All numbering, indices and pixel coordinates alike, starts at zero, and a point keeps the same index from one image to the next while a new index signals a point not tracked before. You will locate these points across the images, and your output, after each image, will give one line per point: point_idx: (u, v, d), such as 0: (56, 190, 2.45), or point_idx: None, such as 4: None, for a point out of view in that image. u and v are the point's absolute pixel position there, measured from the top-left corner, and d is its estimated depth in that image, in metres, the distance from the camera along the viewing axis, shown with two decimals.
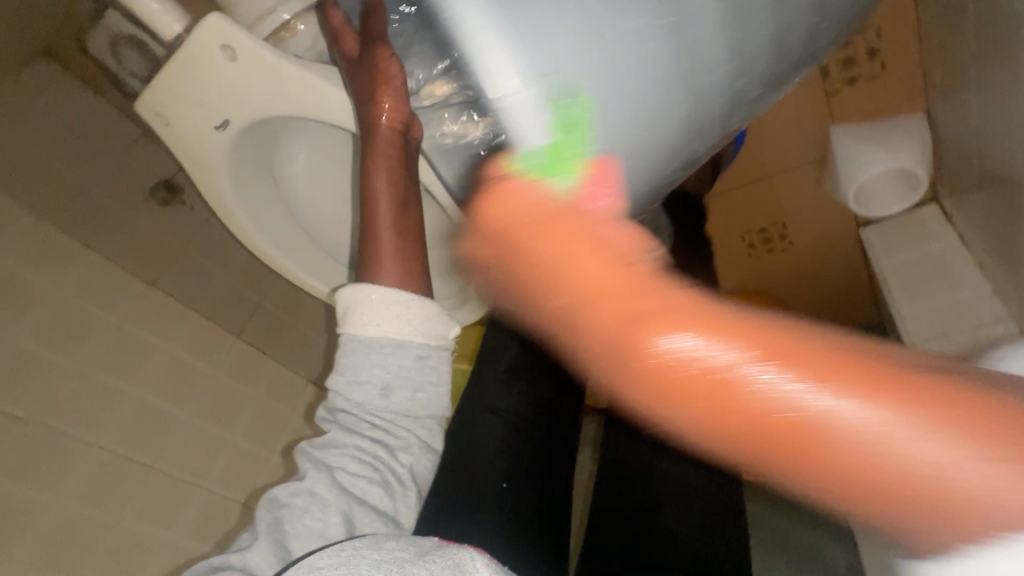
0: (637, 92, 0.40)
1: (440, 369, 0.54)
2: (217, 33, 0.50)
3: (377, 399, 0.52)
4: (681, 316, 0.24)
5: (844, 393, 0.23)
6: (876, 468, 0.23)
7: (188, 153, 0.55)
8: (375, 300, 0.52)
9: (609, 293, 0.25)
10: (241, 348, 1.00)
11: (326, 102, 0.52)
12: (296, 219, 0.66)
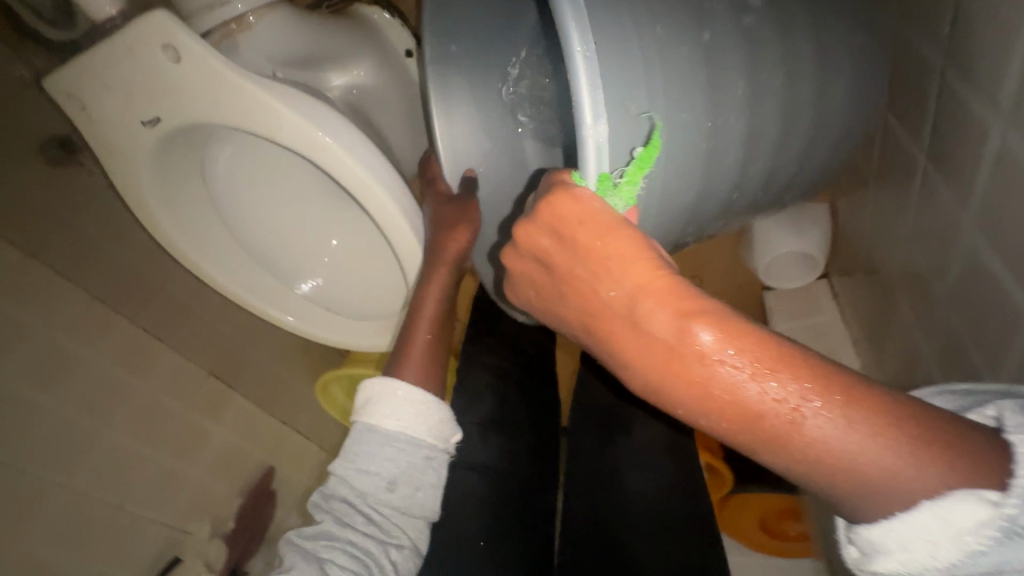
0: (678, 180, 0.46)
1: (440, 472, 0.61)
2: (159, 31, 0.49)
3: (382, 490, 0.59)
4: (720, 319, 0.31)
5: (838, 391, 0.28)
6: (857, 446, 0.28)
7: (104, 142, 0.55)
8: (398, 397, 0.60)
9: (662, 288, 0.32)
10: (133, 336, 0.90)
11: (258, 120, 0.51)
12: (225, 225, 0.66)
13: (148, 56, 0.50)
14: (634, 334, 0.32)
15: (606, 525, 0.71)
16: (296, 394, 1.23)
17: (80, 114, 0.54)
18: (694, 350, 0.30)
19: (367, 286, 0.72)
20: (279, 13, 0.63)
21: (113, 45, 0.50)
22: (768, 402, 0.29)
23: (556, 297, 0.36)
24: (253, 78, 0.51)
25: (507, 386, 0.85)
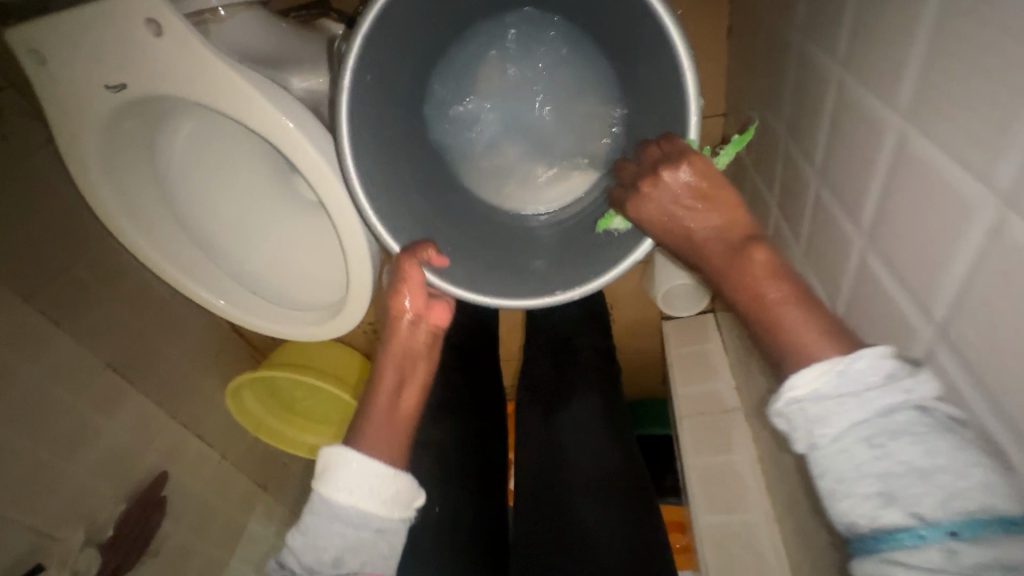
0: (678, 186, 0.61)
1: (396, 544, 0.58)
2: (143, 4, 0.51)
3: (327, 565, 0.55)
4: (775, 257, 0.49)
5: (825, 312, 0.45)
6: (819, 337, 0.44)
7: (54, 103, 0.56)
8: (354, 468, 0.57)
9: (746, 229, 0.52)
10: (25, 314, 0.85)
11: (228, 100, 0.55)
12: (166, 201, 0.67)
13: (123, 26, 0.52)
14: (719, 246, 0.52)
15: (559, 482, 0.78)
16: (199, 398, 1.18)
17: (32, 74, 0.54)
18: (754, 261, 0.49)
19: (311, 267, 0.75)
20: (251, 13, 0.69)
21: (87, 11, 0.52)
22: (768, 285, 0.48)
23: (675, 220, 0.55)
24: (228, 61, 0.54)
25: (451, 378, 0.95)
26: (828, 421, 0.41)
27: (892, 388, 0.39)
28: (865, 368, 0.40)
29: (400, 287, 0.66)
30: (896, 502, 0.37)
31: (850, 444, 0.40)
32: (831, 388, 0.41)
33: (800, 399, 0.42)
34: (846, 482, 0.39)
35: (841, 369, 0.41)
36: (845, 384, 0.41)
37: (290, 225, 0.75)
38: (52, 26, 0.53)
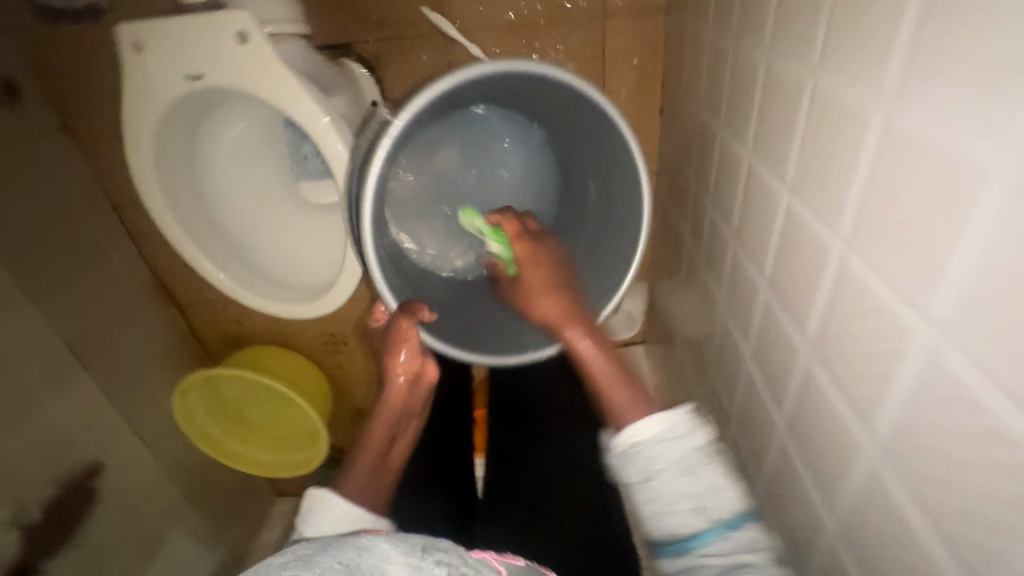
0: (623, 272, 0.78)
1: None
2: (240, 22, 0.59)
3: None
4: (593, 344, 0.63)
5: (638, 390, 0.57)
6: (622, 404, 0.56)
7: (134, 83, 0.62)
8: (337, 510, 0.60)
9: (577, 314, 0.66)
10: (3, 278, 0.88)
11: (291, 109, 0.62)
12: (194, 180, 0.74)
13: (216, 31, 0.60)
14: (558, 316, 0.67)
15: (537, 439, 0.91)
16: (145, 396, 1.17)
17: (120, 55, 0.60)
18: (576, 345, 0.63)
19: (316, 237, 0.82)
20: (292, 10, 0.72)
21: (190, 16, 0.59)
22: (579, 340, 0.64)
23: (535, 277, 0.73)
24: (300, 78, 0.62)
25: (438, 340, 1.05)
26: (657, 463, 0.51)
27: (693, 433, 0.51)
28: (682, 417, 0.52)
29: (400, 345, 0.74)
30: (690, 525, 0.50)
31: (665, 484, 0.50)
32: (660, 430, 0.51)
33: (639, 442, 0.52)
34: (661, 507, 0.51)
35: (670, 420, 0.52)
36: (673, 432, 0.51)
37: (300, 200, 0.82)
38: (156, 21, 0.60)
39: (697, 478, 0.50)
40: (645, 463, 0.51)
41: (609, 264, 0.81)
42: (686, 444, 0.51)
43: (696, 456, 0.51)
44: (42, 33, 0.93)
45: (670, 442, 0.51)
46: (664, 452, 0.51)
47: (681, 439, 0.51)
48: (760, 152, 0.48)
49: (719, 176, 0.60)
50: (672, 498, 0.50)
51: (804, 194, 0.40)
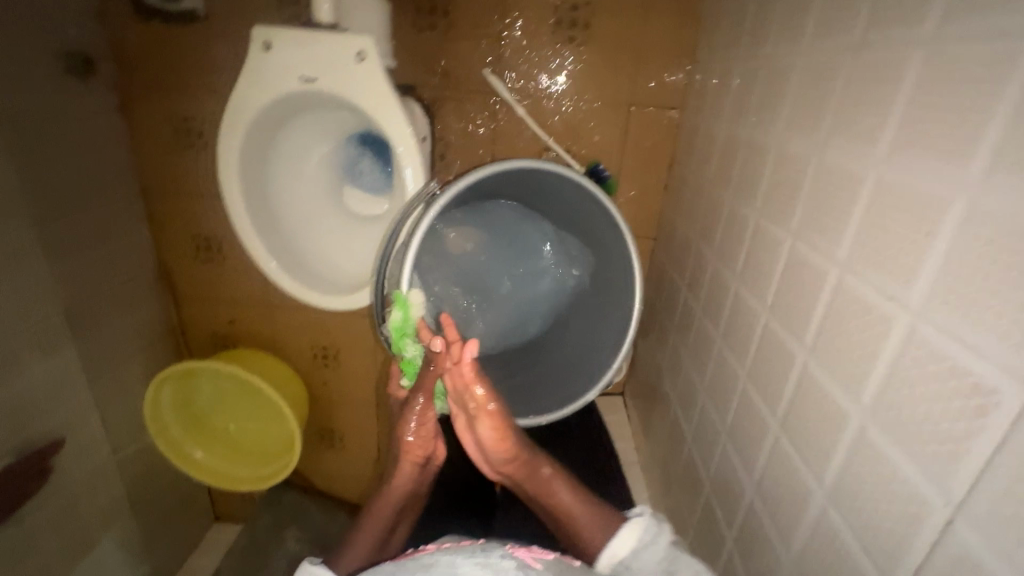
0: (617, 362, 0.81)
1: None
2: (361, 45, 0.69)
3: None
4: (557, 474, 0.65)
5: (601, 509, 0.61)
6: (582, 517, 0.61)
7: (250, 73, 0.71)
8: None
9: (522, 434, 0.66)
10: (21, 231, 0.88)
11: (385, 123, 0.72)
12: (265, 164, 0.82)
13: (336, 48, 0.70)
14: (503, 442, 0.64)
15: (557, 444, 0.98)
16: (113, 382, 1.12)
17: (249, 48, 0.69)
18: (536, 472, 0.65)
19: (364, 230, 0.90)
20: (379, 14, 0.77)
21: (318, 32, 0.69)
22: (562, 491, 0.64)
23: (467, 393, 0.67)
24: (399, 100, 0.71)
25: None
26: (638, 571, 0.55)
27: (655, 534, 0.57)
28: (646, 525, 0.57)
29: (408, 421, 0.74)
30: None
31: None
32: (628, 538, 0.57)
33: (619, 556, 0.56)
34: None
35: (630, 527, 0.57)
36: (641, 538, 0.57)
37: (353, 196, 0.91)
38: (288, 30, 0.69)
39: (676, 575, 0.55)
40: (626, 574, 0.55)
41: (590, 357, 0.86)
42: (657, 549, 0.56)
43: (671, 556, 0.56)
44: (129, 24, 1.02)
45: (642, 549, 0.56)
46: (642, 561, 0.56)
47: (649, 544, 0.56)
48: (767, 210, 0.60)
49: (726, 233, 0.72)
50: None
51: (808, 234, 0.51)
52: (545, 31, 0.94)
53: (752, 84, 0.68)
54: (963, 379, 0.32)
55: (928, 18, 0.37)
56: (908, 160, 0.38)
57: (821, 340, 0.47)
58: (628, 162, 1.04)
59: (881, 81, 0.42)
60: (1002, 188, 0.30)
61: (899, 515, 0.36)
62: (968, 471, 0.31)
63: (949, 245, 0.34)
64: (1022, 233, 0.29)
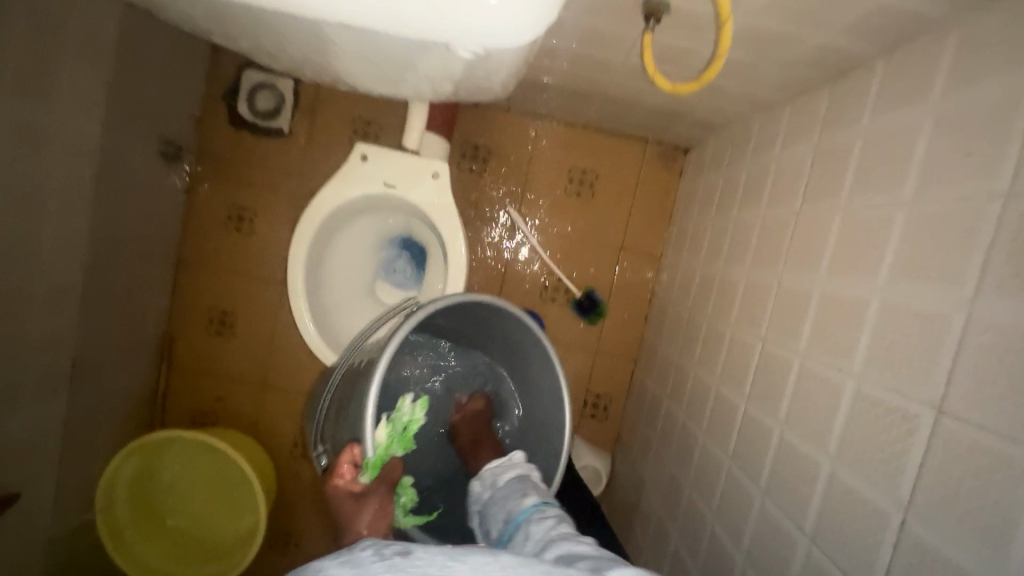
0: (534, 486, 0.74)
1: None
2: (440, 170, 0.91)
3: None
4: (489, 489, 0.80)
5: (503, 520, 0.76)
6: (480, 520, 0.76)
7: (347, 173, 0.89)
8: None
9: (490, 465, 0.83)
10: (72, 267, 0.94)
11: (446, 229, 0.90)
12: (326, 247, 0.96)
13: (420, 168, 0.91)
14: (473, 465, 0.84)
15: None
16: (85, 440, 1.07)
17: (353, 156, 0.89)
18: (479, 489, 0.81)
19: None
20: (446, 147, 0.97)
21: (409, 155, 0.91)
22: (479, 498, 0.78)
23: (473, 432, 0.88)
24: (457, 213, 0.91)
25: None
26: (489, 484, 0.73)
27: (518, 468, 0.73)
28: (516, 459, 0.75)
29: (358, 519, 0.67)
30: (515, 513, 0.65)
31: (503, 490, 0.70)
32: (496, 468, 0.74)
33: (491, 471, 0.75)
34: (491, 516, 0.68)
35: (503, 463, 0.75)
36: (507, 463, 0.74)
37: (389, 290, 1.04)
38: (385, 149, 0.90)
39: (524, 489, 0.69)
40: (487, 488, 0.73)
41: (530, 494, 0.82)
42: (522, 472, 0.73)
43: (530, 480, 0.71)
44: (220, 130, 1.23)
45: (503, 471, 0.73)
46: (497, 473, 0.73)
47: (511, 468, 0.74)
48: (742, 323, 0.77)
49: (706, 345, 0.88)
50: (507, 495, 0.69)
51: (774, 335, 0.68)
52: (559, 183, 1.19)
53: (723, 236, 0.91)
54: (896, 410, 0.46)
55: (840, 193, 0.60)
56: (842, 275, 0.57)
57: (793, 411, 0.60)
58: (617, 291, 1.23)
59: (818, 229, 0.63)
60: (900, 284, 0.48)
61: (871, 524, 0.46)
62: (910, 474, 0.43)
63: (872, 324, 0.51)
64: (911, 308, 0.46)
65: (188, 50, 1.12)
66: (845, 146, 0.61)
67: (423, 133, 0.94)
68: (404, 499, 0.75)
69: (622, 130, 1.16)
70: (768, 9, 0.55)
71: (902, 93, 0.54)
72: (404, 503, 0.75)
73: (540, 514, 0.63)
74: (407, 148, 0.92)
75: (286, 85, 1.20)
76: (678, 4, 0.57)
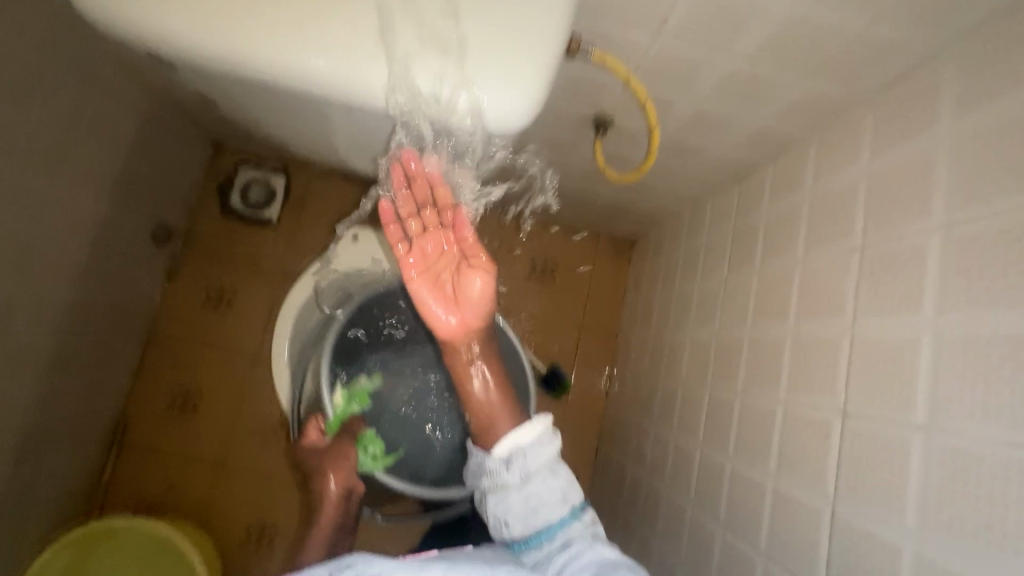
0: None
1: None
2: None
3: None
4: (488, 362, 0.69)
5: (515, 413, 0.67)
6: (489, 407, 0.67)
7: (333, 255, 0.96)
8: None
9: (474, 305, 0.69)
10: (47, 339, 0.95)
11: None
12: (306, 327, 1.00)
13: None
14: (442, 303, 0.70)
15: None
16: (19, 533, 0.98)
17: (341, 238, 0.97)
18: (456, 354, 0.69)
19: None
20: None
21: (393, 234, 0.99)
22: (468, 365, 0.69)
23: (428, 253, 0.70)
24: None
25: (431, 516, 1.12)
26: (514, 468, 0.62)
27: (551, 452, 0.63)
28: (549, 432, 0.65)
29: (328, 468, 0.74)
30: (548, 520, 0.60)
31: (534, 484, 0.61)
32: (552, 454, 0.63)
33: (522, 447, 0.63)
34: (510, 512, 0.61)
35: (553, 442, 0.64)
36: (541, 438, 0.64)
37: None
38: (371, 231, 0.99)
39: (554, 486, 0.62)
40: (509, 475, 0.62)
41: None
42: (552, 454, 0.63)
43: (555, 466, 0.63)
44: (210, 218, 1.32)
45: (543, 459, 0.63)
46: (535, 457, 0.62)
47: (548, 450, 0.63)
48: (691, 378, 0.88)
49: (662, 404, 0.96)
50: (542, 493, 0.61)
51: (716, 383, 0.78)
52: (525, 268, 1.33)
53: (669, 308, 1.04)
54: (814, 421, 0.56)
55: (754, 261, 0.75)
56: (763, 323, 0.70)
57: (739, 443, 0.69)
58: (580, 367, 1.32)
59: (742, 289, 0.77)
60: (805, 323, 0.61)
61: (808, 518, 0.54)
62: (831, 471, 0.52)
63: (789, 357, 0.62)
64: (812, 338, 0.59)
65: (192, 148, 1.24)
66: (752, 227, 0.78)
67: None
68: (370, 450, 0.75)
69: (578, 225, 1.34)
70: (684, 126, 0.74)
71: (783, 186, 0.72)
72: (372, 453, 0.75)
73: (577, 530, 0.60)
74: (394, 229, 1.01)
75: (278, 180, 1.34)
76: (619, 119, 0.76)
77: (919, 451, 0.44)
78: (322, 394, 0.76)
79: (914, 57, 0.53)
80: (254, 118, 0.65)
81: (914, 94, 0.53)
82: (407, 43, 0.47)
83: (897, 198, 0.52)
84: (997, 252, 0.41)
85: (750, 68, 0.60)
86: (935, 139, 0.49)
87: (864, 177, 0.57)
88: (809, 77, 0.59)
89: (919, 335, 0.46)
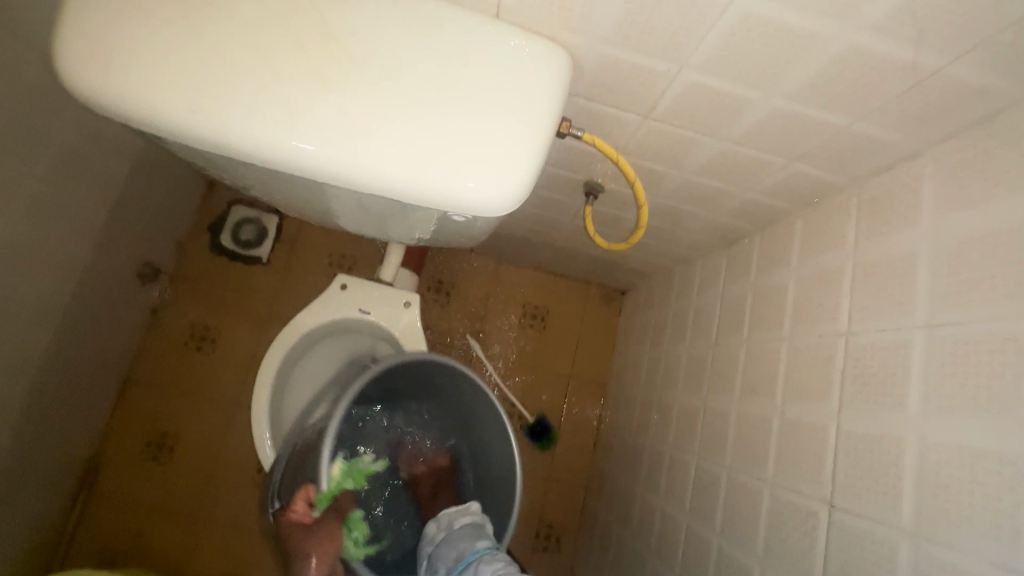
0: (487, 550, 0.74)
1: None
2: (409, 297, 0.98)
3: None
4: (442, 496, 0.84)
5: None
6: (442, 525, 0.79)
7: (320, 304, 0.95)
8: None
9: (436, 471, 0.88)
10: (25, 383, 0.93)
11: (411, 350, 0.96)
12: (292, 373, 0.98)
13: (391, 294, 0.98)
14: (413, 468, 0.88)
15: None
16: None
17: (328, 287, 0.96)
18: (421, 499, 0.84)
19: None
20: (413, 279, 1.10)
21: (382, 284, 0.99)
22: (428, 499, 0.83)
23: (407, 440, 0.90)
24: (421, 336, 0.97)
25: None
26: (439, 525, 0.71)
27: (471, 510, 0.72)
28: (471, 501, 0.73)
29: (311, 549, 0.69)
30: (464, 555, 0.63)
31: (454, 534, 0.68)
32: (470, 509, 0.71)
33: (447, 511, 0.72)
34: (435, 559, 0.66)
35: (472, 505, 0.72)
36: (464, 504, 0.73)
37: None
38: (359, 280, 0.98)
39: (471, 531, 0.68)
40: (436, 532, 0.70)
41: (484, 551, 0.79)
42: (473, 511, 0.71)
43: (476, 519, 0.70)
44: (199, 255, 1.31)
45: (460, 512, 0.71)
46: (453, 512, 0.71)
47: (467, 508, 0.72)
48: (678, 442, 0.86)
49: (650, 466, 0.95)
50: (459, 537, 0.67)
51: (704, 452, 0.77)
52: (515, 315, 1.33)
53: (658, 365, 1.03)
54: (801, 508, 0.55)
55: (742, 331, 0.75)
56: (750, 397, 0.69)
57: (726, 520, 0.67)
58: (568, 416, 1.30)
59: (729, 358, 0.77)
60: (791, 404, 0.61)
61: None
62: (819, 564, 0.51)
63: (776, 437, 0.62)
64: (799, 422, 0.58)
65: (184, 187, 1.24)
66: (740, 296, 0.78)
67: (397, 267, 1.04)
68: (355, 532, 0.75)
69: (569, 274, 1.34)
70: (673, 196, 0.75)
71: (771, 258, 0.73)
72: (355, 537, 0.75)
73: (490, 557, 0.61)
74: (382, 279, 1.00)
75: (270, 221, 1.34)
76: (610, 185, 0.77)
77: (907, 558, 0.43)
78: (321, 466, 0.71)
79: (897, 153, 0.54)
80: (244, 180, 0.65)
81: (897, 187, 0.54)
82: (396, 131, 0.47)
83: (882, 290, 0.52)
84: (979, 358, 0.41)
85: (737, 150, 0.61)
86: (919, 235, 0.50)
87: (849, 263, 0.58)
88: (793, 161, 0.60)
89: (904, 435, 0.46)
